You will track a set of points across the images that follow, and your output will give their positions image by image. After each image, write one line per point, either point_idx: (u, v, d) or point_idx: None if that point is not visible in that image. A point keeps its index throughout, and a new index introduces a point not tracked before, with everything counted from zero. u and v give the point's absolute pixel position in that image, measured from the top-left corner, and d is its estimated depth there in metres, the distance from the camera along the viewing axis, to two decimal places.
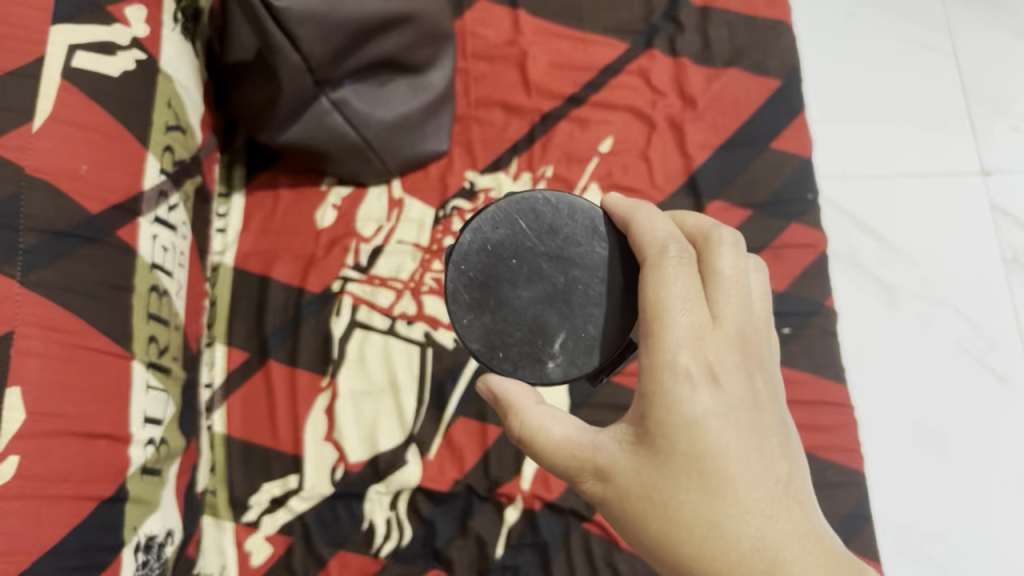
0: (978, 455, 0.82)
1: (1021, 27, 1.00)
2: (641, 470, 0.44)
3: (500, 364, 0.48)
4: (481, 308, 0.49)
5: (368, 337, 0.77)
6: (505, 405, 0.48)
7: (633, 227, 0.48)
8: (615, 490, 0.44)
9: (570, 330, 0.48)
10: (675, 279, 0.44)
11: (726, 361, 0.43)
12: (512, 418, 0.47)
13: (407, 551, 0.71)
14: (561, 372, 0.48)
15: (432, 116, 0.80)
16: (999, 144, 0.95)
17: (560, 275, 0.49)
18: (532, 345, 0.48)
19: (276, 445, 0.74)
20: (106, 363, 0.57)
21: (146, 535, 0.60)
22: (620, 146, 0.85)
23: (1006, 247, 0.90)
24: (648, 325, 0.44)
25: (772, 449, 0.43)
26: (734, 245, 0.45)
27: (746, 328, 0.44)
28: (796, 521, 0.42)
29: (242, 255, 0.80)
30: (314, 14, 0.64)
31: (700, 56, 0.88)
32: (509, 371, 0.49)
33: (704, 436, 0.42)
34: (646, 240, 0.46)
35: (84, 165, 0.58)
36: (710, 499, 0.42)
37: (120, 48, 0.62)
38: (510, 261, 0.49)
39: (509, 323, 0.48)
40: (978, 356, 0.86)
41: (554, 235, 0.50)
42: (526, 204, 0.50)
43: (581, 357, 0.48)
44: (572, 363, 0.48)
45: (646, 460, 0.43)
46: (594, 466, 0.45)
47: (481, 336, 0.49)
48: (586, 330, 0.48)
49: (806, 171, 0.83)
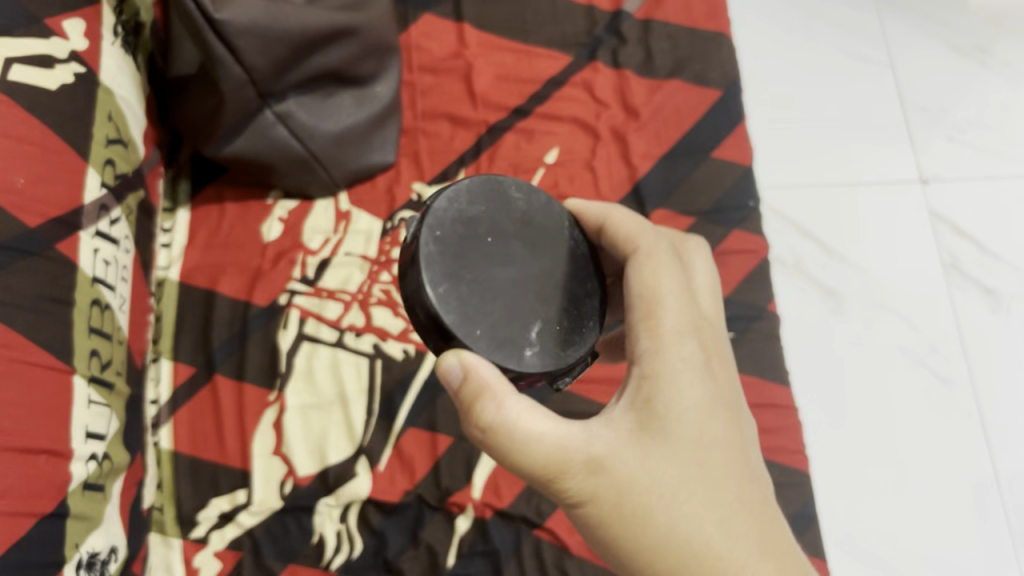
0: (924, 457, 0.84)
1: (953, 39, 1.04)
2: (642, 461, 0.44)
3: (478, 341, 0.45)
4: (457, 278, 0.45)
5: (315, 350, 0.77)
6: (469, 386, 0.43)
7: (608, 229, 0.52)
8: (611, 481, 0.44)
9: (546, 322, 0.47)
10: (664, 274, 0.48)
11: (700, 364, 0.47)
12: (486, 400, 0.43)
13: (357, 562, 0.70)
14: (538, 362, 0.46)
15: (378, 127, 0.81)
16: (937, 154, 0.98)
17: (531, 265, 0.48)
18: (511, 331, 0.46)
19: (224, 460, 0.73)
20: (46, 378, 0.57)
21: (88, 552, 0.59)
22: (565, 157, 0.86)
23: (945, 253, 0.93)
24: (642, 313, 0.48)
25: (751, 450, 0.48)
26: (700, 255, 0.54)
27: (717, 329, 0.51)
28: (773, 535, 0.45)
29: (186, 269, 0.79)
30: (254, 25, 0.65)
31: (642, 67, 0.90)
32: (483, 353, 0.45)
33: (699, 427, 0.46)
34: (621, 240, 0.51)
35: (22, 178, 0.57)
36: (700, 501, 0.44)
37: (59, 62, 0.62)
38: (486, 237, 0.47)
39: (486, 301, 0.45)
40: (921, 359, 0.88)
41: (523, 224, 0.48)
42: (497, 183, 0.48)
43: (556, 352, 0.47)
44: (548, 354, 0.47)
45: (642, 443, 0.45)
46: (587, 455, 0.44)
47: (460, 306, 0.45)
48: (560, 325, 0.48)
49: (748, 179, 0.85)
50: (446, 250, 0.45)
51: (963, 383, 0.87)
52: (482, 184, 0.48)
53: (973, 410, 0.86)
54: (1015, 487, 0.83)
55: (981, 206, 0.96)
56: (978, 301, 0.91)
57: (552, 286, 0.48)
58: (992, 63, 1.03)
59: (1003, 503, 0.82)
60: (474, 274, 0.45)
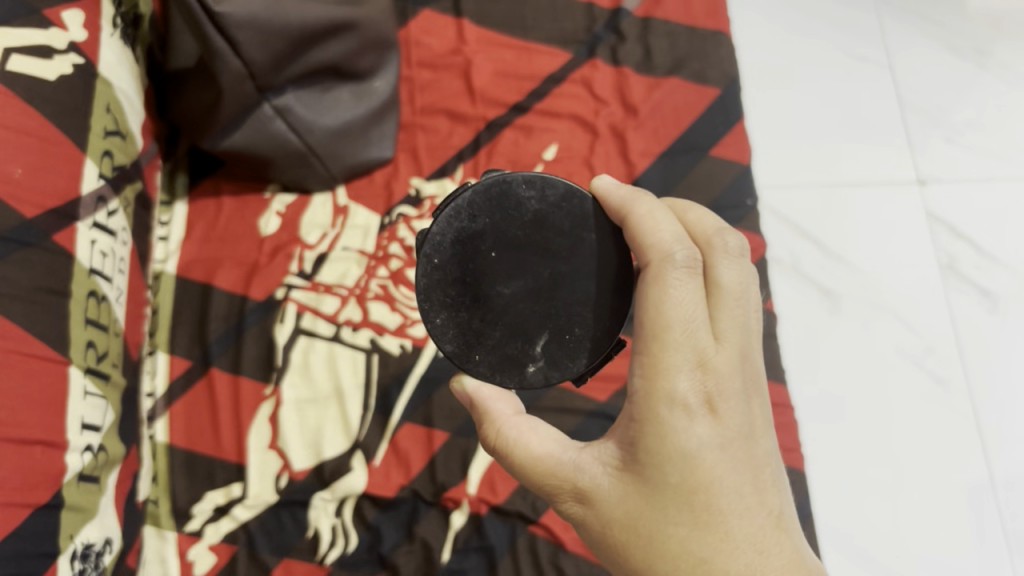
0: (917, 458, 0.85)
1: (952, 40, 1.04)
2: (627, 498, 0.46)
3: (476, 367, 0.49)
4: (457, 306, 0.49)
5: (312, 344, 0.76)
6: (480, 409, 0.50)
7: (631, 222, 0.48)
8: (597, 515, 0.47)
9: (554, 330, 0.49)
10: (676, 292, 0.45)
11: (725, 388, 0.45)
12: (487, 425, 0.50)
13: (352, 557, 0.70)
14: (542, 375, 0.49)
15: (376, 122, 0.81)
16: (935, 154, 0.98)
17: (545, 269, 0.49)
18: (513, 347, 0.49)
19: (219, 453, 0.73)
20: (42, 369, 0.57)
21: (83, 543, 0.59)
22: (564, 153, 0.85)
23: (942, 253, 0.93)
24: (647, 342, 0.45)
25: (766, 480, 0.46)
26: (736, 254, 0.47)
27: (747, 348, 0.46)
28: (785, 554, 0.45)
29: (184, 263, 0.79)
30: (253, 19, 0.65)
31: (641, 65, 0.90)
32: (485, 375, 0.50)
33: (699, 467, 0.44)
34: (650, 240, 0.47)
35: (19, 169, 0.57)
36: (698, 535, 0.44)
37: (58, 52, 0.62)
38: (489, 254, 0.48)
39: (488, 323, 0.49)
40: (916, 360, 0.89)
41: (538, 225, 0.49)
42: (507, 185, 0.49)
43: (564, 361, 0.49)
44: (554, 366, 0.49)
45: (633, 484, 0.46)
46: (574, 487, 0.47)
47: (456, 335, 0.49)
48: (573, 331, 0.49)
49: (746, 177, 0.85)
50: (447, 278, 0.49)
51: (958, 385, 0.88)
52: (488, 196, 0.49)
53: (969, 410, 0.87)
54: (1010, 490, 0.83)
55: (977, 207, 0.96)
56: (975, 303, 0.91)
57: (565, 292, 0.49)
58: (990, 65, 1.03)
59: (997, 504, 0.83)
60: (480, 297, 0.49)
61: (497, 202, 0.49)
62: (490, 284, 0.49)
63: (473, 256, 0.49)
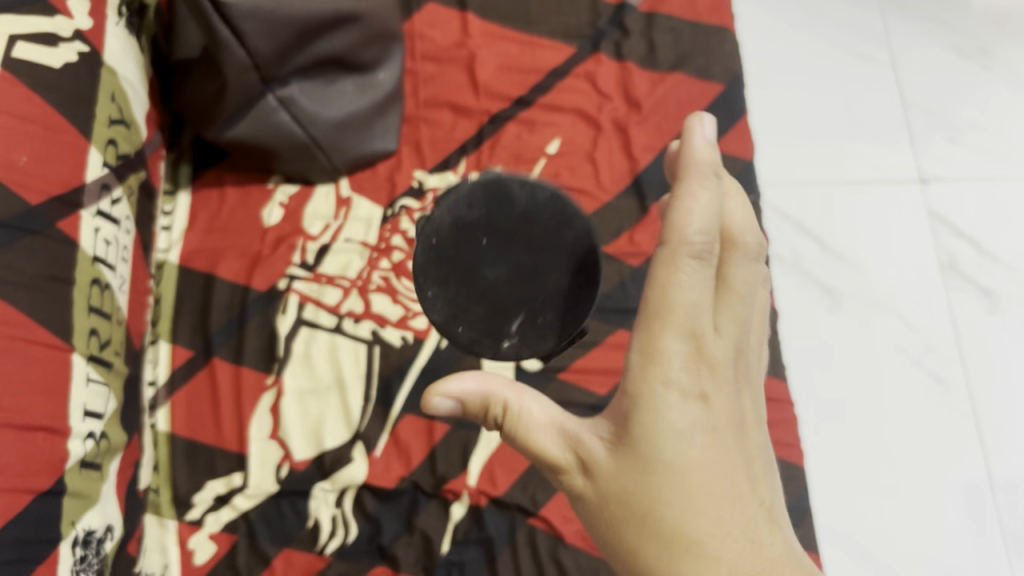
0: (916, 456, 0.85)
1: (956, 39, 1.04)
2: (621, 476, 0.46)
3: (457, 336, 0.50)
4: (444, 281, 0.49)
5: (314, 335, 0.77)
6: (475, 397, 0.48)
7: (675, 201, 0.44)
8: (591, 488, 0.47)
9: (528, 313, 0.49)
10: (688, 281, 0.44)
11: (720, 379, 0.45)
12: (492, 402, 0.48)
13: (351, 547, 0.70)
14: (515, 352, 0.50)
15: (380, 115, 0.81)
16: (937, 154, 0.98)
17: (529, 257, 0.49)
18: (492, 325, 0.49)
19: (220, 443, 0.73)
20: (45, 356, 0.57)
21: (85, 530, 0.60)
22: (567, 147, 0.86)
23: (943, 252, 0.93)
24: (649, 323, 0.45)
25: (757, 470, 0.47)
26: (753, 255, 0.47)
27: (740, 341, 0.47)
28: (775, 545, 0.45)
29: (186, 253, 0.79)
30: (258, 9, 0.65)
31: (645, 60, 0.90)
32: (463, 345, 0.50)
33: (691, 450, 0.45)
34: (682, 225, 0.44)
35: (24, 156, 0.58)
36: (690, 518, 0.45)
37: (63, 40, 0.62)
38: (478, 240, 0.49)
39: (470, 299, 0.49)
40: (916, 358, 0.89)
41: (525, 219, 0.49)
42: (501, 183, 0.50)
43: (536, 341, 0.50)
44: (525, 344, 0.50)
45: (628, 464, 0.46)
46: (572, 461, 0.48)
47: (441, 308, 0.50)
48: (546, 315, 0.49)
49: (748, 174, 0.85)
50: (436, 253, 0.49)
51: (958, 384, 0.88)
52: (486, 191, 0.49)
53: (967, 409, 0.87)
54: (1010, 488, 0.84)
55: (978, 207, 0.96)
56: (975, 302, 0.92)
57: (542, 283, 0.49)
58: (994, 65, 1.03)
59: (995, 504, 0.83)
60: (464, 277, 0.49)
61: (493, 193, 0.49)
62: (474, 264, 0.49)
63: (461, 238, 0.49)
